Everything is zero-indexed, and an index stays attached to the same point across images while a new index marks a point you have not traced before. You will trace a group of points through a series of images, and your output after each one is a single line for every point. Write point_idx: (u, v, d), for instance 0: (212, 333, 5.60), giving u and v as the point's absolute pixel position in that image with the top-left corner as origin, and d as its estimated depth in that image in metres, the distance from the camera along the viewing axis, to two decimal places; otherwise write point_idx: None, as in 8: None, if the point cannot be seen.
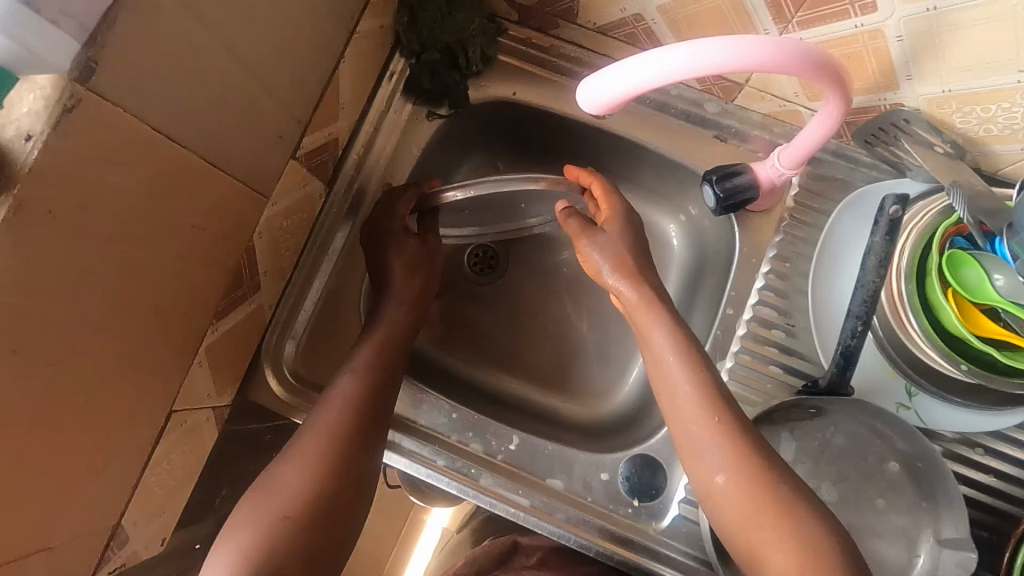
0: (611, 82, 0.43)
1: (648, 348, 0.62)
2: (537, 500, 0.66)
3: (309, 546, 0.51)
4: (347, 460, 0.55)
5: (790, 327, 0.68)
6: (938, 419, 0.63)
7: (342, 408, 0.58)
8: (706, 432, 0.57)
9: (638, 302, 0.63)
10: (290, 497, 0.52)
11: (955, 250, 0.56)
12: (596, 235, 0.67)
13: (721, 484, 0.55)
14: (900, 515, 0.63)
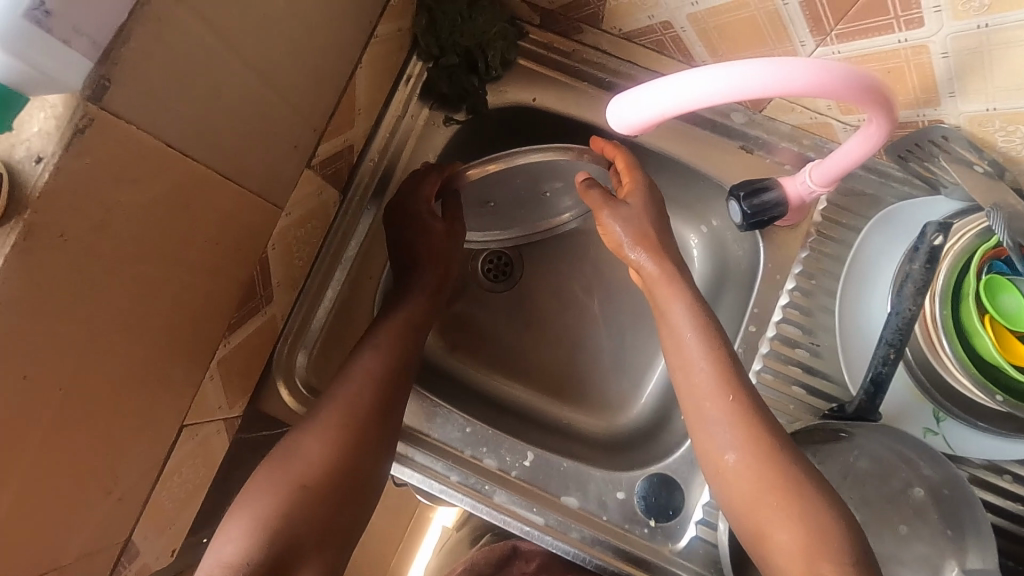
0: (653, 99, 0.41)
1: (665, 320, 0.60)
2: (551, 518, 0.64)
3: (323, 519, 0.55)
4: (364, 444, 0.58)
5: (814, 346, 0.66)
6: (966, 445, 0.61)
7: (362, 400, 0.60)
8: (728, 445, 0.55)
9: (659, 276, 0.60)
10: (306, 468, 0.56)
11: (993, 275, 0.54)
12: (619, 207, 0.62)
13: (743, 510, 0.54)
14: (924, 543, 0.60)
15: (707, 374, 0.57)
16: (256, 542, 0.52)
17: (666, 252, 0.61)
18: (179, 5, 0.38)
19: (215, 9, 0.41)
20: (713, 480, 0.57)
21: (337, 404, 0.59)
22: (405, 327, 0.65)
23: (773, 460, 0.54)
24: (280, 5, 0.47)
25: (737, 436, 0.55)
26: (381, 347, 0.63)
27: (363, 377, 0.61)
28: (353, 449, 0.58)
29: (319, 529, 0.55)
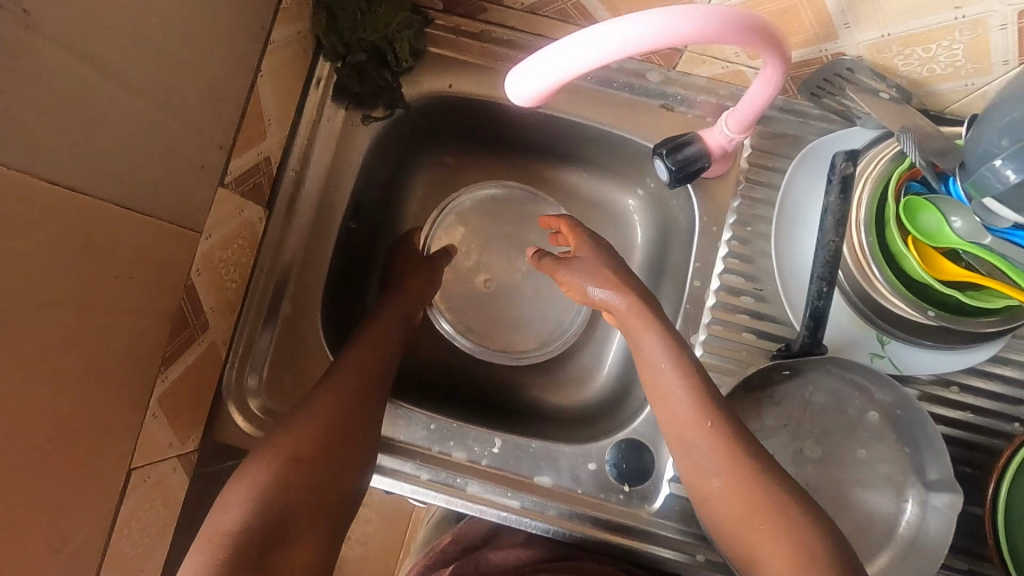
0: (568, 57, 0.40)
1: (641, 354, 0.63)
2: (527, 500, 0.65)
3: (323, 486, 0.56)
4: (358, 417, 0.60)
5: (758, 291, 0.67)
6: (912, 364, 0.63)
7: (354, 380, 0.62)
8: (713, 470, 0.57)
9: (629, 310, 0.64)
10: (301, 441, 0.57)
11: (910, 196, 0.56)
12: (571, 264, 0.69)
13: (718, 487, 0.57)
14: (886, 463, 0.63)
15: None
16: None
17: (630, 287, 0.66)
18: (30, 33, 0.37)
19: (72, 33, 0.39)
20: (688, 446, 0.59)
21: (333, 384, 0.61)
22: (396, 317, 0.70)
23: None
24: (150, 21, 0.45)
25: (721, 465, 0.57)
26: (374, 333, 0.67)
27: (357, 361, 0.63)
28: (349, 421, 0.59)
29: (319, 495, 0.55)
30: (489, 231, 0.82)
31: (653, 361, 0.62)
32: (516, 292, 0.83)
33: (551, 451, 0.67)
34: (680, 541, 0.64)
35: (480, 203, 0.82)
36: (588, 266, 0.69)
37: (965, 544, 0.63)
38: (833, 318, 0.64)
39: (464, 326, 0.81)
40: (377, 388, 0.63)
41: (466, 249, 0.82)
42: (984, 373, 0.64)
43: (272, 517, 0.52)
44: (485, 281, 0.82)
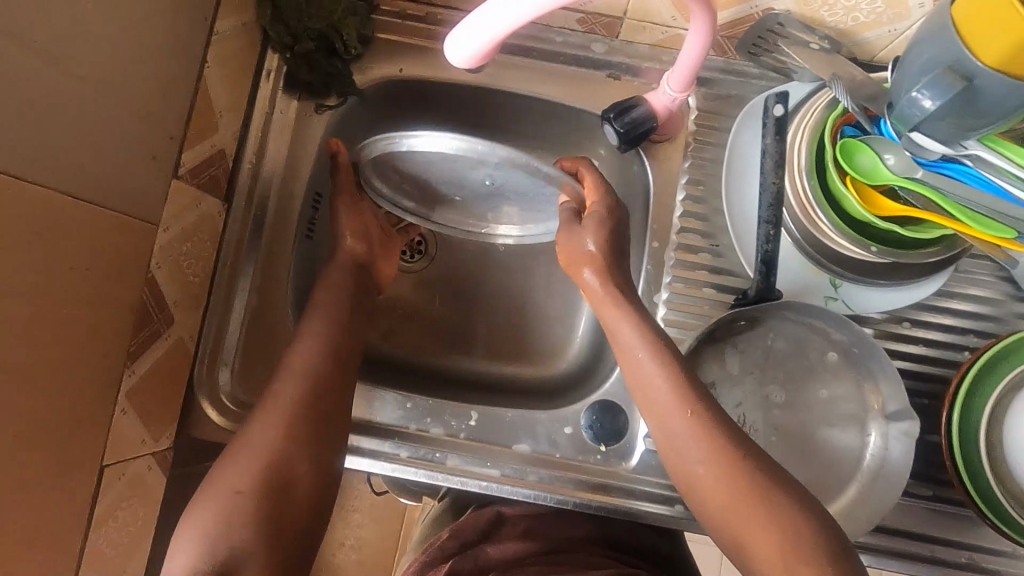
0: (500, 15, 0.41)
1: (615, 339, 0.62)
2: (507, 468, 0.66)
3: (273, 509, 0.54)
4: (302, 432, 0.58)
5: (715, 248, 0.69)
6: (863, 303, 0.66)
7: (294, 392, 0.60)
8: (696, 458, 0.56)
9: (603, 297, 0.62)
10: (244, 473, 0.55)
11: (847, 139, 0.58)
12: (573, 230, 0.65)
13: (699, 473, 0.56)
14: (849, 400, 0.65)
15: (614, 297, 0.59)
16: (200, 539, 0.51)
17: (612, 274, 0.63)
18: None
19: (10, 19, 0.40)
20: (651, 404, 0.59)
21: (272, 402, 0.59)
22: (335, 310, 0.66)
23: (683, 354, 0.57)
24: (87, 9, 0.45)
25: (705, 452, 0.55)
26: (313, 334, 0.64)
27: (295, 371, 0.61)
28: (288, 439, 0.57)
29: (269, 524, 0.53)
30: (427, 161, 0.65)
31: (630, 350, 0.60)
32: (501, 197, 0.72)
33: (528, 419, 0.68)
34: (660, 494, 0.66)
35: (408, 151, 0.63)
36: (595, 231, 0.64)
37: (925, 471, 0.66)
38: (787, 267, 0.67)
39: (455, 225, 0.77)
40: (327, 405, 0.60)
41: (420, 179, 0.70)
42: (932, 307, 0.69)
43: (223, 554, 0.51)
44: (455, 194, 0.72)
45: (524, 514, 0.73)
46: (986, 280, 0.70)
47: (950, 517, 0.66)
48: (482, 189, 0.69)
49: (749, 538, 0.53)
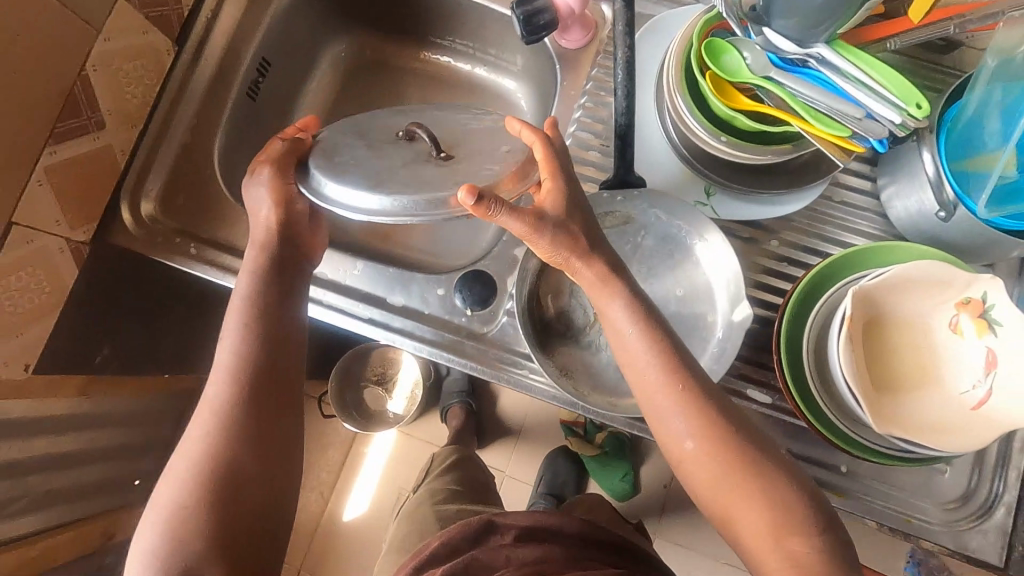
0: None
1: (608, 324, 0.61)
2: (375, 313, 0.73)
3: (232, 505, 0.55)
4: (238, 435, 0.58)
5: (605, 148, 0.74)
6: (729, 212, 0.70)
7: (224, 383, 0.60)
8: (684, 433, 0.57)
9: (593, 281, 0.60)
10: (185, 481, 0.55)
11: (715, 39, 0.62)
12: (543, 226, 0.57)
13: (690, 449, 0.57)
14: (701, 302, 0.69)
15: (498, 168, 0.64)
16: (167, 528, 0.53)
17: (600, 253, 0.61)
18: None
19: None
20: (633, 372, 0.60)
21: (205, 410, 0.60)
22: (245, 299, 0.63)
23: None
24: None
25: (693, 427, 0.57)
26: (230, 332, 0.63)
27: (227, 359, 0.62)
28: (227, 439, 0.57)
29: (225, 515, 0.54)
30: (373, 150, 0.56)
31: (620, 328, 0.60)
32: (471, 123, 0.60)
33: (409, 277, 0.74)
34: (514, 360, 0.71)
35: (347, 159, 0.56)
36: (559, 202, 0.59)
37: (768, 378, 0.69)
38: (665, 170, 0.71)
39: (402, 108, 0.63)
40: (264, 377, 0.61)
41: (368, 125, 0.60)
42: (804, 232, 0.72)
43: (179, 565, 0.51)
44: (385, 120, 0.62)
45: (515, 526, 0.79)
46: (864, 213, 0.71)
47: (785, 426, 0.68)
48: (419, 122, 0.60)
49: (736, 517, 0.55)
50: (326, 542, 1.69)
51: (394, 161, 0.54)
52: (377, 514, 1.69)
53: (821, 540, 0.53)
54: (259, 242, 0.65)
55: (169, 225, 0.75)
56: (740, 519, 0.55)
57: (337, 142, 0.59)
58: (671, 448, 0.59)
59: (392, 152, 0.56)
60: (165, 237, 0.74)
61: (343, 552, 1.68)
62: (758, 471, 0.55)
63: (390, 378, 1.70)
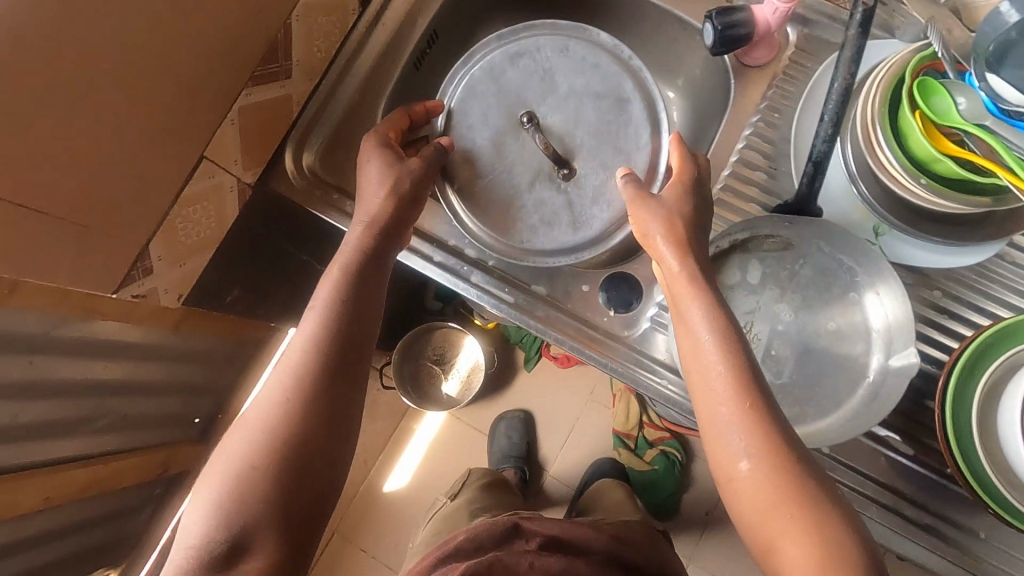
0: None
1: (684, 324, 0.58)
2: (520, 297, 0.73)
3: (293, 487, 0.52)
4: (313, 416, 0.55)
5: (772, 170, 0.74)
6: (899, 253, 0.69)
7: (296, 353, 0.58)
8: (742, 453, 0.53)
9: (679, 274, 0.59)
10: (251, 449, 0.53)
11: (927, 77, 0.59)
12: (649, 200, 0.63)
13: (745, 470, 0.53)
14: (856, 341, 0.67)
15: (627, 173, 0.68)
16: (232, 488, 0.51)
17: (694, 254, 0.60)
18: None
19: None
20: (700, 379, 0.57)
21: (282, 374, 0.57)
22: (342, 278, 0.62)
23: (679, 198, 0.63)
24: None
25: (755, 448, 0.52)
26: (316, 308, 0.60)
27: (304, 335, 0.59)
28: (300, 413, 0.55)
29: (284, 490, 0.52)
30: (502, 153, 0.73)
31: (695, 330, 0.57)
32: (589, 102, 0.73)
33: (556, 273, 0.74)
34: (652, 365, 0.71)
35: (486, 139, 0.74)
36: (673, 189, 0.64)
37: (915, 432, 0.67)
38: (837, 203, 0.71)
39: (531, 51, 0.74)
40: (343, 356, 0.59)
41: (507, 86, 0.74)
42: (969, 287, 0.70)
43: (235, 529, 0.49)
44: (525, 91, 0.74)
45: (540, 533, 0.82)
46: None
47: (925, 482, 0.67)
48: (543, 94, 0.74)
49: (783, 550, 0.51)
50: (363, 509, 1.71)
51: (524, 164, 0.73)
52: (417, 491, 1.70)
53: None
54: (374, 216, 0.65)
55: (326, 181, 0.76)
56: (782, 546, 0.51)
57: (469, 134, 0.74)
58: (727, 470, 0.54)
59: (518, 144, 0.73)
60: (322, 190, 0.75)
61: (379, 522, 1.70)
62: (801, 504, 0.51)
63: (448, 359, 1.69)
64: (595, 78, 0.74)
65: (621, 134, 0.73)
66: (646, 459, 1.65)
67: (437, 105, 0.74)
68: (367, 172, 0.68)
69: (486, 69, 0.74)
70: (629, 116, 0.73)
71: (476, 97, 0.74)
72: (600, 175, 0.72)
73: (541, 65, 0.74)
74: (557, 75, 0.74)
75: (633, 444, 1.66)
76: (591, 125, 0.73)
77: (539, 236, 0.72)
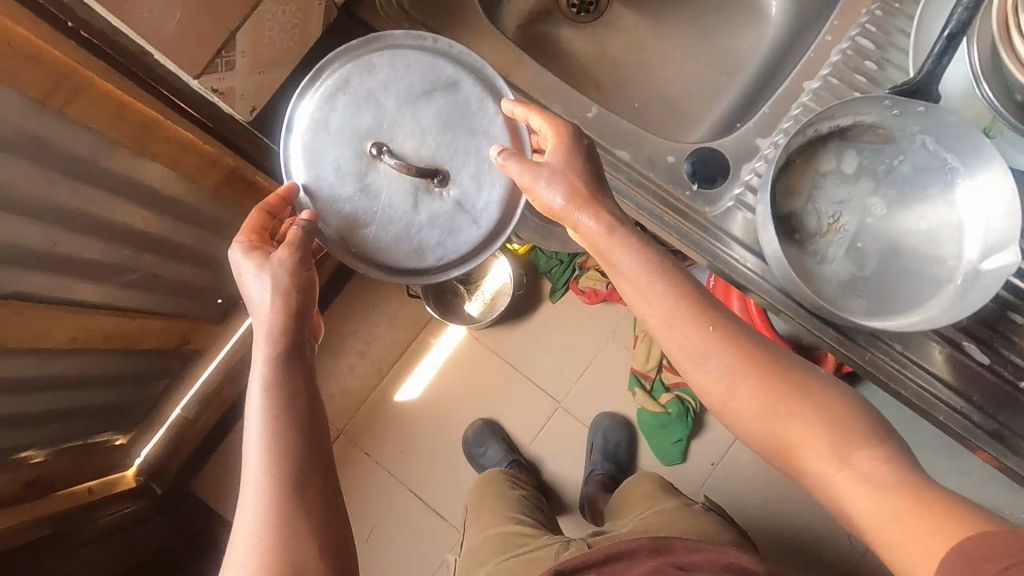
0: None
1: (619, 270, 0.92)
2: (621, 162, 0.98)
3: (303, 547, 0.72)
4: (288, 471, 0.75)
5: (880, 61, 0.99)
6: (981, 158, 0.86)
7: (255, 478, 0.75)
8: (720, 371, 0.90)
9: (601, 230, 0.89)
10: (257, 559, 0.71)
11: None
12: (542, 168, 0.89)
13: (725, 383, 0.90)
14: (946, 243, 0.89)
15: (561, 175, 0.90)
16: (274, 561, 0.71)
17: (604, 208, 0.90)
18: None
19: None
20: (691, 349, 0.91)
21: (249, 508, 0.74)
22: (263, 415, 0.77)
23: (605, 210, 0.91)
24: None
25: (728, 367, 0.89)
26: (248, 473, 0.76)
27: (253, 483, 0.75)
28: (281, 469, 0.75)
29: (303, 533, 0.73)
30: (371, 186, 0.91)
31: (634, 276, 0.91)
32: (444, 119, 0.94)
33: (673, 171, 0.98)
34: (740, 238, 0.94)
35: (352, 176, 0.91)
36: (559, 154, 0.90)
37: None
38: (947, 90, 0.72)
39: (347, 69, 0.93)
40: (301, 487, 0.75)
41: (343, 109, 0.92)
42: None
43: None
44: (357, 127, 0.92)
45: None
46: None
47: None
48: (389, 111, 0.92)
49: (795, 448, 0.85)
50: (373, 416, 1.71)
51: (401, 184, 0.92)
52: (430, 404, 1.72)
53: (880, 451, 0.81)
54: (270, 334, 0.81)
55: None
56: (795, 443, 0.85)
57: (334, 191, 0.91)
58: (709, 388, 0.92)
59: (384, 169, 0.91)
60: None
61: (387, 430, 1.71)
62: (788, 401, 0.86)
63: (474, 279, 1.70)
64: (419, 82, 0.94)
65: (468, 117, 0.95)
66: (660, 401, 1.64)
67: (291, 185, 0.91)
68: (253, 281, 0.84)
69: (291, 134, 0.92)
70: (465, 97, 0.95)
71: (305, 158, 0.92)
72: (471, 169, 0.94)
73: (374, 92, 0.93)
74: (377, 96, 0.92)
75: (649, 385, 1.66)
76: (455, 143, 0.94)
77: (452, 233, 0.94)
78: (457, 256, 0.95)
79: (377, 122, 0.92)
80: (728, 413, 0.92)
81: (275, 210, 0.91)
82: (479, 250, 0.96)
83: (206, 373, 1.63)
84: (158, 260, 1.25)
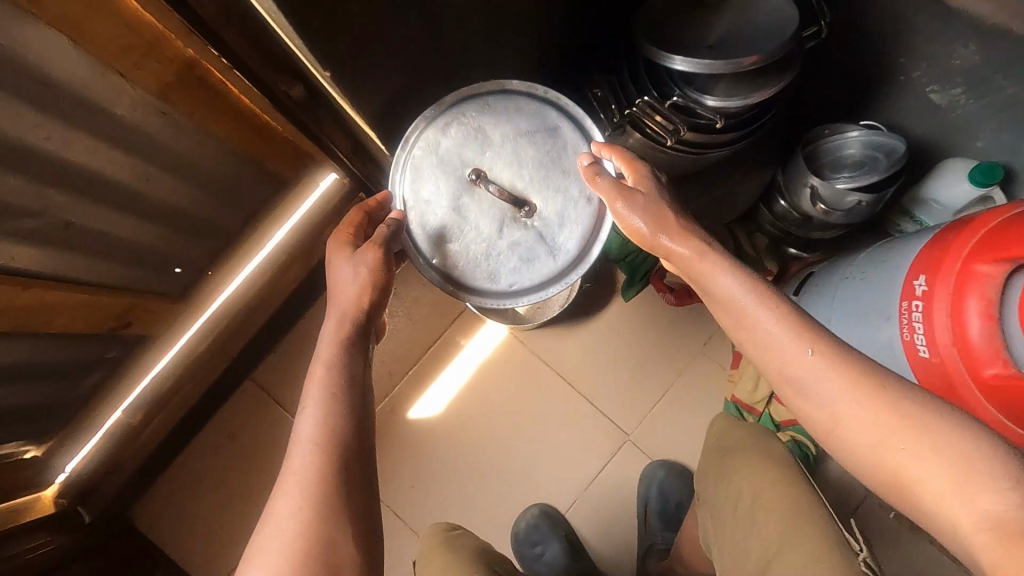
0: None
1: (708, 287, 0.72)
2: None
3: (347, 520, 0.62)
4: (344, 442, 0.67)
5: None
6: None
7: (307, 445, 0.66)
8: (825, 399, 0.64)
9: (691, 255, 0.72)
10: (295, 525, 0.61)
11: None
12: (634, 199, 0.76)
13: (838, 416, 0.63)
14: None
15: (646, 191, 0.77)
16: (310, 522, 0.61)
17: (693, 236, 0.73)
18: None
19: None
20: (797, 377, 0.65)
21: (293, 472, 0.64)
22: (326, 378, 0.71)
23: (686, 229, 0.74)
24: None
25: (841, 393, 0.63)
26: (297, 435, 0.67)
27: (302, 442, 0.66)
28: (334, 436, 0.67)
29: (348, 502, 0.64)
30: (464, 213, 0.87)
31: (733, 299, 0.69)
32: (545, 151, 0.88)
33: None
34: None
35: (444, 197, 0.87)
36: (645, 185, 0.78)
37: None
38: None
39: (456, 103, 0.88)
40: (347, 458, 0.66)
41: (450, 141, 0.87)
42: None
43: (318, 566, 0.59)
44: (461, 153, 0.88)
45: None
46: None
47: None
48: (495, 142, 0.88)
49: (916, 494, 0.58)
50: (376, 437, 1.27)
51: (488, 214, 0.87)
52: (452, 426, 1.29)
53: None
54: (347, 307, 0.76)
55: None
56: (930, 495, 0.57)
57: (427, 206, 0.87)
58: (822, 425, 0.65)
59: (477, 196, 0.87)
60: None
61: (393, 457, 1.27)
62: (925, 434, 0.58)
63: None
64: (523, 121, 0.88)
65: (564, 155, 0.88)
66: None
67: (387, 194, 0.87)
68: (343, 266, 0.78)
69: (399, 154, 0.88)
70: (565, 143, 0.89)
71: (404, 190, 0.87)
72: (558, 201, 0.87)
73: (481, 118, 0.88)
74: (486, 129, 0.87)
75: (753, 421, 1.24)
76: (546, 172, 0.88)
77: (524, 262, 0.87)
78: (528, 284, 0.87)
79: (481, 149, 0.87)
80: (861, 459, 0.63)
81: (374, 213, 0.84)
82: (552, 280, 0.87)
83: (160, 364, 1.22)
84: (71, 200, 0.81)
